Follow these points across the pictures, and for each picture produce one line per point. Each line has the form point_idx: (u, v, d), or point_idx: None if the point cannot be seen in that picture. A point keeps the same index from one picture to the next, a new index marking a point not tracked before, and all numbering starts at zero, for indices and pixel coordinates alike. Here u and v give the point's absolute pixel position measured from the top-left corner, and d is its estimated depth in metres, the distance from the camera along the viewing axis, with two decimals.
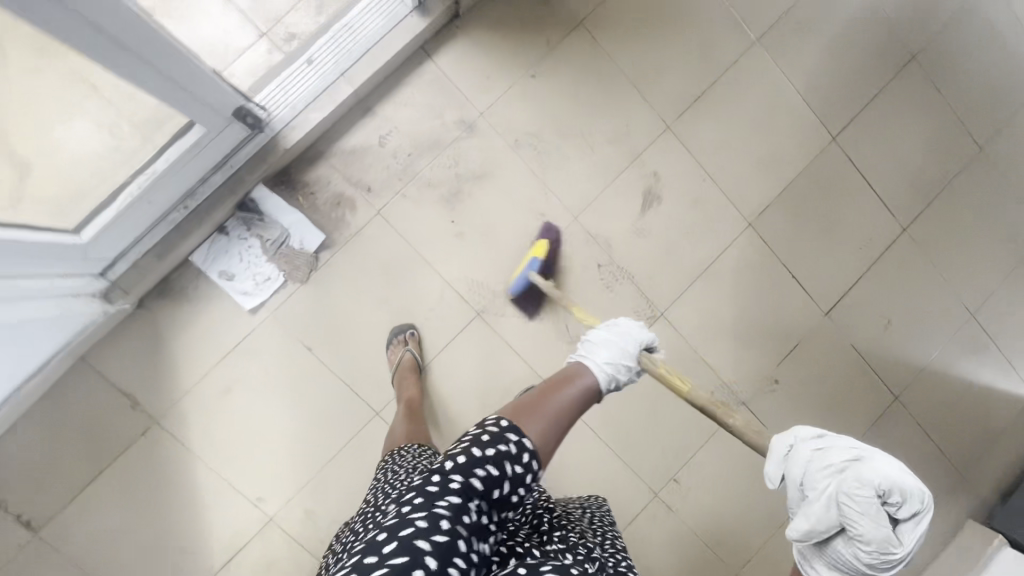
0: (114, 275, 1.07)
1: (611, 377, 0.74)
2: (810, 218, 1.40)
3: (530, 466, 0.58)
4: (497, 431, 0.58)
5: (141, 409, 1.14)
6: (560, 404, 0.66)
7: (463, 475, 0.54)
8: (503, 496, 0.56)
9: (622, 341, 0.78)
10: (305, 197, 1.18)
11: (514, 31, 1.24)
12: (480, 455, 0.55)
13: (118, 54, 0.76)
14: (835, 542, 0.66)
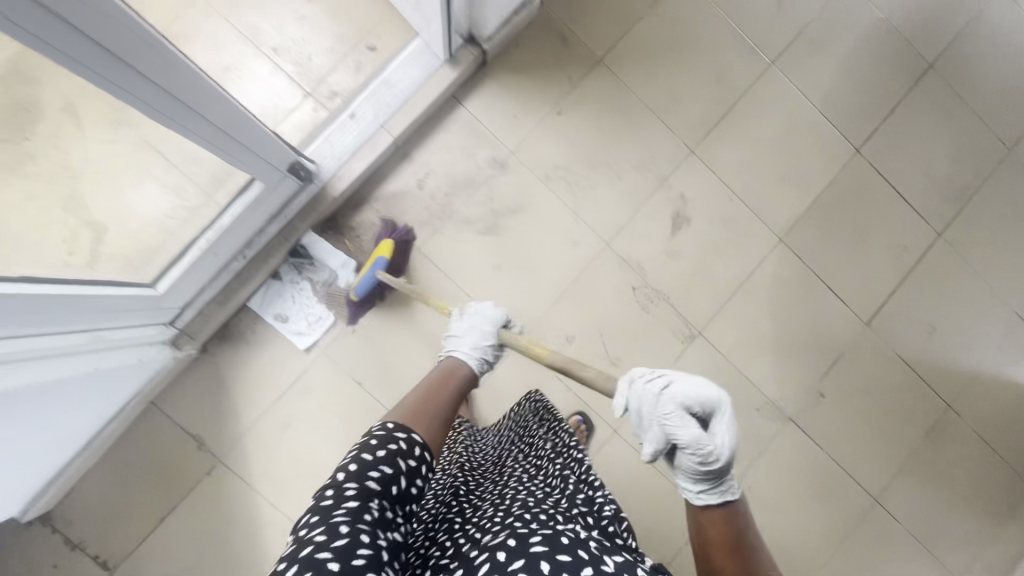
0: (183, 324, 1.15)
1: (481, 360, 0.79)
2: (841, 229, 1.41)
3: (423, 458, 0.63)
4: (384, 433, 0.61)
5: (205, 449, 1.20)
6: (439, 394, 0.71)
7: (358, 480, 0.57)
8: (402, 491, 0.59)
9: (480, 325, 0.81)
10: (351, 240, 1.25)
11: (538, 72, 1.32)
12: (371, 459, 0.59)
13: (196, 123, 0.84)
14: (677, 455, 0.63)
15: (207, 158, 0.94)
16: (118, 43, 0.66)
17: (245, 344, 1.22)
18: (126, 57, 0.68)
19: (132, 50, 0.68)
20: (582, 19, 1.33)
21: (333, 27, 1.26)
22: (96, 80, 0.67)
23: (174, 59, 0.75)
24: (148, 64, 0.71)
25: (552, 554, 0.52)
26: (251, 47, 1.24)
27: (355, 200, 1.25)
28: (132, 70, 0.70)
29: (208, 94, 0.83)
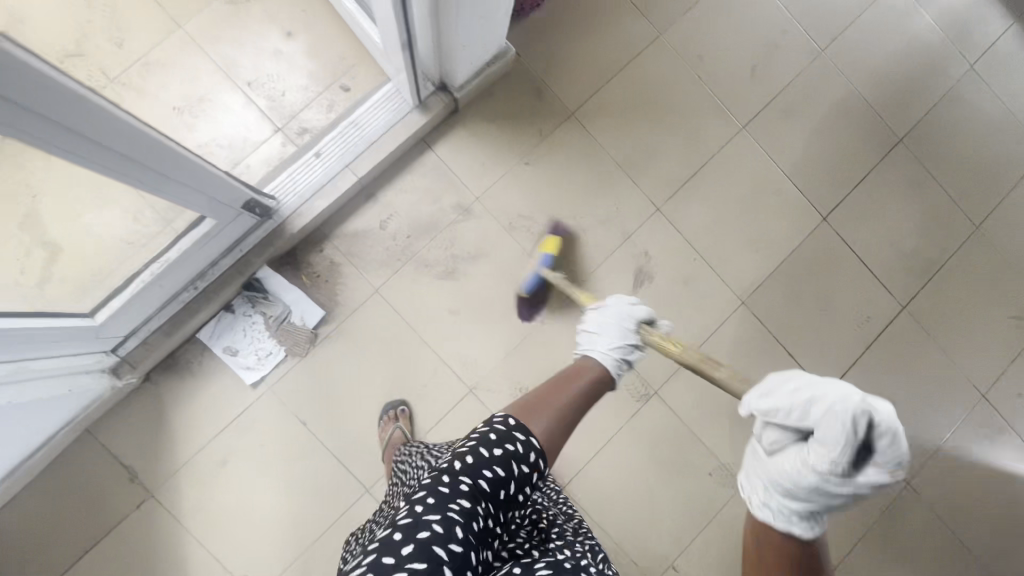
0: (126, 352, 1.13)
1: (620, 359, 0.87)
2: (805, 296, 1.40)
3: (537, 465, 0.65)
4: (504, 431, 0.64)
5: (138, 482, 1.18)
6: (564, 399, 0.74)
7: (471, 477, 0.61)
8: (509, 496, 0.62)
9: (614, 322, 0.91)
10: (307, 277, 1.24)
11: (509, 122, 1.33)
12: (488, 456, 0.62)
13: (160, 182, 0.86)
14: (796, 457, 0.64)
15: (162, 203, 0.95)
16: (88, 126, 0.68)
17: (192, 375, 1.21)
18: (93, 135, 0.69)
19: (102, 129, 0.70)
20: (557, 73, 1.35)
21: (309, 65, 1.27)
22: (37, 145, 0.65)
23: (142, 133, 0.76)
24: (97, 129, 0.69)
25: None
26: (225, 79, 1.25)
27: (316, 237, 1.25)
28: (80, 135, 0.68)
29: (175, 158, 0.84)
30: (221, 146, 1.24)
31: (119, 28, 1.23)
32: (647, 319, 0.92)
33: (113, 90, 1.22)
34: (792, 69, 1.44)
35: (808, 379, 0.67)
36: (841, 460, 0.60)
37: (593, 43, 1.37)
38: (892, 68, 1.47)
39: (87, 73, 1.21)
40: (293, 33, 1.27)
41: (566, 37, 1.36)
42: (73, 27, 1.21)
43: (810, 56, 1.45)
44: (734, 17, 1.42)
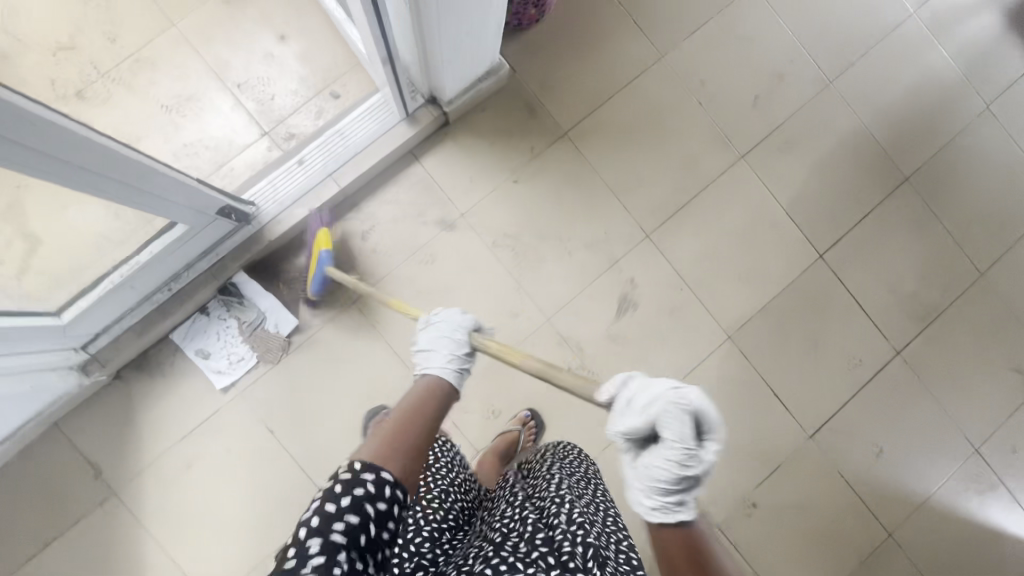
0: (96, 349, 1.13)
1: (458, 372, 0.71)
2: (795, 334, 1.36)
3: (397, 496, 0.53)
4: (351, 475, 0.52)
5: (103, 479, 1.18)
6: (412, 423, 0.59)
7: (320, 536, 0.49)
8: (375, 538, 0.51)
9: (446, 334, 0.74)
10: (284, 284, 1.23)
11: (499, 139, 1.30)
12: (333, 512, 0.50)
13: (129, 194, 0.84)
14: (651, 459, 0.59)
15: (131, 212, 0.94)
16: (53, 147, 0.67)
17: (163, 376, 1.20)
18: (58, 156, 0.68)
19: (67, 150, 0.69)
20: (552, 90, 1.32)
21: (300, 69, 1.26)
22: (8, 168, 0.66)
23: (109, 150, 0.75)
24: (71, 152, 0.70)
25: None
26: (215, 80, 1.24)
27: (296, 245, 1.24)
28: (53, 158, 0.68)
29: (145, 173, 0.83)
30: (207, 147, 1.23)
31: (113, 23, 1.23)
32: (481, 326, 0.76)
33: (102, 85, 1.22)
34: (797, 100, 1.40)
35: (642, 381, 0.59)
36: (681, 455, 0.56)
37: (592, 62, 1.34)
38: (902, 103, 1.42)
39: (79, 67, 1.21)
40: (286, 36, 1.26)
41: (564, 55, 1.33)
42: (69, 22, 1.22)
43: (816, 87, 1.40)
44: (739, 43, 1.38)
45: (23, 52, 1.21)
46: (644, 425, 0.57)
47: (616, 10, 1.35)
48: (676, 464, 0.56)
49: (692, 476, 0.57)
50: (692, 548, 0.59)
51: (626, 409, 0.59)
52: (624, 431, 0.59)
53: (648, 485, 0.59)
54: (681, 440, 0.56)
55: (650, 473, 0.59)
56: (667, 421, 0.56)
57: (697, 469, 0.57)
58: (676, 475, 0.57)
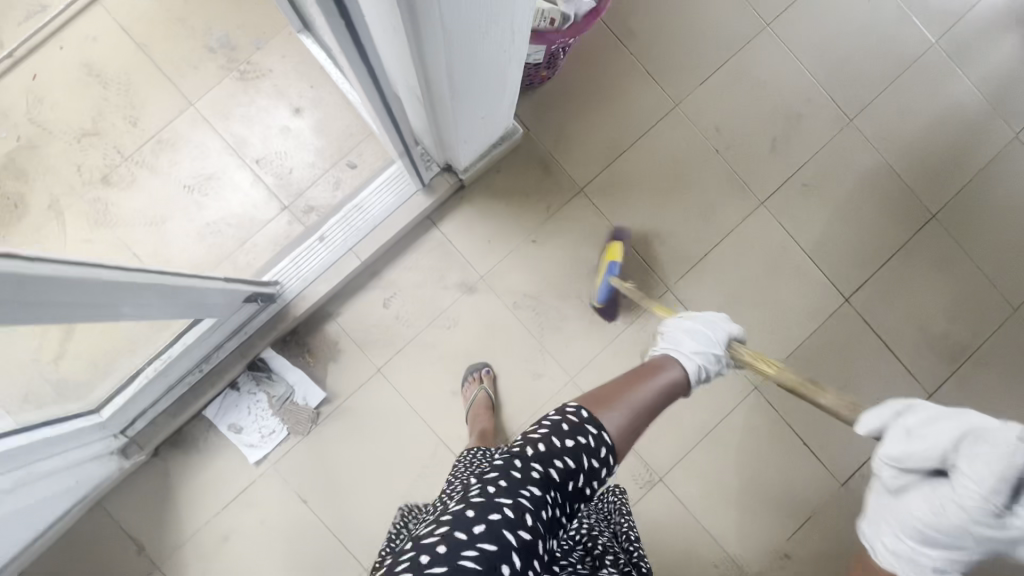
0: (135, 433, 1.17)
1: (702, 366, 0.80)
2: (823, 381, 1.34)
3: (606, 461, 0.66)
4: (578, 423, 0.66)
5: (145, 554, 1.21)
6: (640, 399, 0.72)
7: (543, 463, 0.62)
8: (578, 488, 0.64)
9: (699, 328, 0.84)
10: (310, 356, 1.25)
11: (516, 199, 1.30)
12: (558, 448, 0.63)
13: (152, 311, 0.86)
14: (928, 493, 0.58)
15: (156, 322, 0.95)
16: (76, 296, 0.67)
17: (198, 452, 1.23)
18: (78, 302, 0.68)
19: (87, 294, 0.68)
20: (567, 147, 1.32)
21: (317, 142, 1.27)
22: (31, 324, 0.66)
23: (126, 284, 0.75)
24: (94, 297, 0.70)
25: None
26: (235, 157, 1.26)
27: (320, 317, 1.25)
28: (77, 305, 0.69)
29: (165, 291, 0.84)
30: (230, 224, 1.25)
31: (133, 106, 1.25)
32: (740, 335, 0.86)
33: (126, 168, 1.24)
34: (817, 141, 1.37)
35: (936, 412, 0.61)
36: (997, 504, 0.53)
37: (605, 116, 1.33)
38: (926, 137, 1.39)
39: (103, 152, 1.24)
40: (301, 109, 1.27)
41: (577, 110, 1.32)
42: (91, 106, 1.24)
43: (836, 126, 1.37)
44: (756, 86, 1.36)
45: (48, 139, 1.23)
46: (935, 455, 0.58)
47: (628, 62, 1.34)
48: (967, 515, 0.54)
49: (991, 533, 0.54)
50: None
51: (897, 435, 0.62)
52: (896, 456, 0.61)
53: (915, 521, 0.59)
54: (985, 490, 0.53)
55: (918, 506, 0.59)
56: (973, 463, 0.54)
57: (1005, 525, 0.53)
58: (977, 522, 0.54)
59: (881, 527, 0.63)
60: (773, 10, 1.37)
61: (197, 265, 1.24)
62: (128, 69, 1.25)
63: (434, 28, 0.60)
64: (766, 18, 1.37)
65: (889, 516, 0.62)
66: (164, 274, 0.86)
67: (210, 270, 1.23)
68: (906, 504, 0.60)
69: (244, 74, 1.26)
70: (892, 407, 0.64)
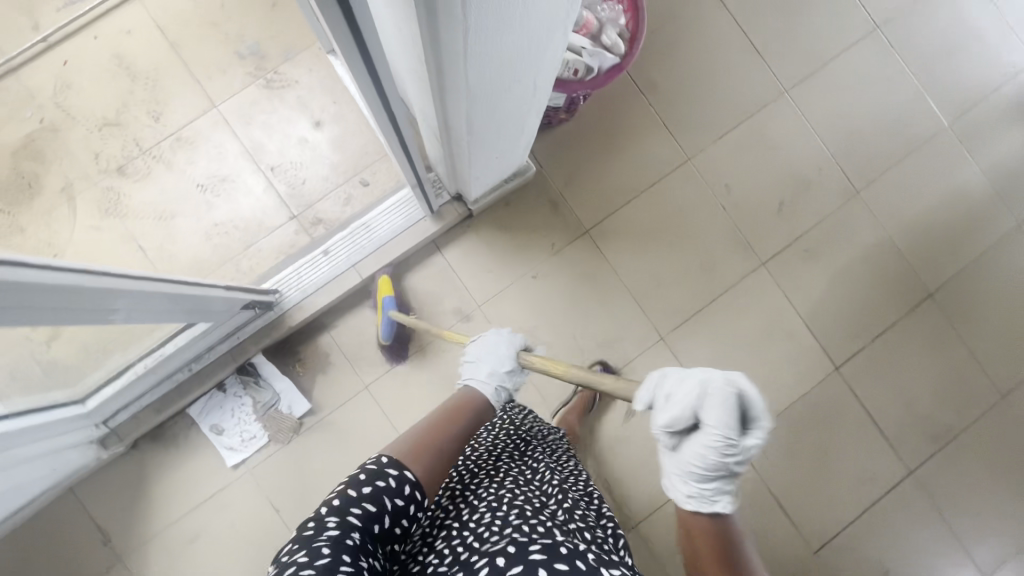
0: (116, 425, 1.17)
1: (498, 388, 0.82)
2: (807, 449, 1.33)
3: (414, 497, 0.62)
4: (375, 469, 0.62)
5: (110, 546, 1.21)
6: (439, 438, 0.70)
7: (339, 514, 0.57)
8: (387, 529, 0.58)
9: (486, 355, 0.84)
10: (300, 366, 1.26)
11: (521, 233, 1.32)
12: (355, 496, 0.58)
13: (137, 315, 0.90)
14: (697, 448, 0.54)
15: (142, 323, 0.94)
16: (57, 300, 0.71)
17: (176, 449, 1.23)
18: (26, 303, 0.66)
19: (32, 294, 0.66)
20: (576, 189, 1.34)
21: (332, 156, 1.29)
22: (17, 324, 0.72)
23: (75, 287, 0.72)
24: (76, 301, 0.75)
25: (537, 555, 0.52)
26: (250, 162, 1.28)
27: (315, 328, 1.26)
28: (59, 308, 0.74)
29: (150, 297, 0.88)
30: (237, 227, 1.27)
31: (157, 102, 1.27)
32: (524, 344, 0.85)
33: (143, 161, 1.26)
34: (822, 209, 1.39)
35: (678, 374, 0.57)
36: (721, 442, 0.52)
37: (618, 163, 1.35)
38: (929, 218, 1.41)
39: (123, 143, 1.26)
40: (321, 123, 1.29)
41: (590, 154, 1.34)
42: (117, 97, 1.26)
43: (843, 197, 1.39)
44: (768, 149, 1.38)
45: (70, 125, 1.25)
46: (689, 410, 0.54)
47: (646, 113, 1.36)
48: (712, 456, 0.53)
49: (736, 466, 0.53)
50: (724, 538, 0.56)
51: (661, 403, 0.56)
52: (669, 423, 0.55)
53: (694, 475, 0.55)
54: (725, 431, 0.51)
55: (693, 461, 0.55)
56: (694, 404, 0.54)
57: (730, 459, 0.53)
58: (718, 462, 0.53)
59: (683, 496, 0.57)
60: (792, 78, 1.40)
61: (202, 264, 1.25)
62: (158, 66, 1.27)
63: (460, 73, 0.59)
64: (784, 85, 1.40)
65: (682, 482, 0.57)
66: (154, 282, 0.90)
67: (213, 272, 1.25)
68: (684, 464, 0.56)
69: (270, 83, 1.28)
70: (653, 381, 0.58)
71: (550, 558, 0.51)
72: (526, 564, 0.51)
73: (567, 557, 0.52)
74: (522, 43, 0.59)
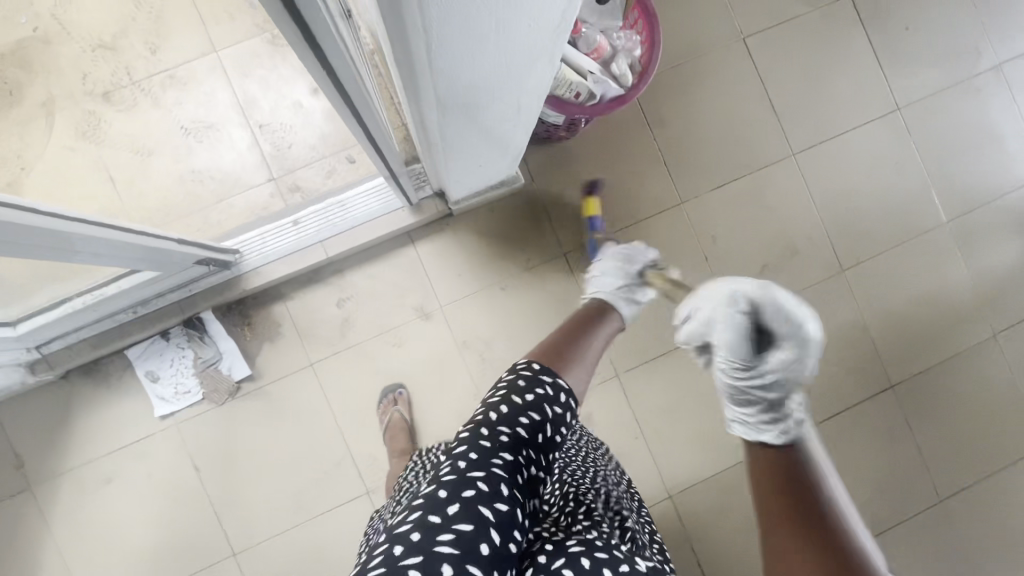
0: (49, 352, 1.14)
1: (629, 299, 1.02)
2: (737, 514, 1.32)
3: (566, 405, 0.72)
4: (533, 375, 0.71)
5: (23, 472, 1.19)
6: (575, 350, 0.83)
7: (509, 425, 0.64)
8: (546, 438, 0.67)
9: (622, 266, 1.06)
10: (248, 330, 1.23)
11: (499, 242, 1.29)
12: (522, 403, 0.67)
13: (82, 258, 0.88)
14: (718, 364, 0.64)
15: (86, 265, 0.92)
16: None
17: (107, 388, 1.21)
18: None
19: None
20: (564, 208, 1.31)
21: (324, 126, 1.26)
22: None
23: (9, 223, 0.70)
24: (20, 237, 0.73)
25: (593, 553, 0.60)
26: (240, 115, 1.25)
27: (270, 296, 1.24)
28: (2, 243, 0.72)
29: (99, 244, 0.87)
30: (214, 178, 1.24)
31: (157, 35, 1.23)
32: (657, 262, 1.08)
33: (130, 92, 1.23)
34: (804, 279, 1.37)
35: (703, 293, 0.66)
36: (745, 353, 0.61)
37: (611, 192, 1.33)
38: (907, 309, 1.39)
39: (114, 69, 1.22)
40: (319, 90, 1.26)
41: (584, 176, 1.32)
42: (116, 21, 1.22)
43: (827, 271, 1.37)
44: (763, 209, 1.36)
45: (63, 39, 1.22)
46: (705, 327, 0.64)
47: (649, 147, 1.34)
48: (734, 365, 0.62)
49: (766, 381, 0.60)
50: (789, 466, 0.54)
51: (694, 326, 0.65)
52: (691, 339, 0.66)
53: (730, 395, 0.64)
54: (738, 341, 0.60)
55: (721, 380, 0.65)
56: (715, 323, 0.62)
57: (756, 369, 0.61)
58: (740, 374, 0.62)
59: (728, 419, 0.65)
60: (803, 142, 1.38)
61: (172, 208, 1.23)
62: None
63: (426, 81, 0.56)
64: (793, 147, 1.38)
65: (728, 405, 0.65)
66: (106, 229, 0.89)
67: (181, 219, 1.23)
68: (720, 384, 0.65)
69: (275, 39, 1.25)
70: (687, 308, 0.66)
71: (590, 549, 0.60)
72: (569, 557, 0.59)
73: (604, 548, 0.62)
74: (496, 61, 0.57)
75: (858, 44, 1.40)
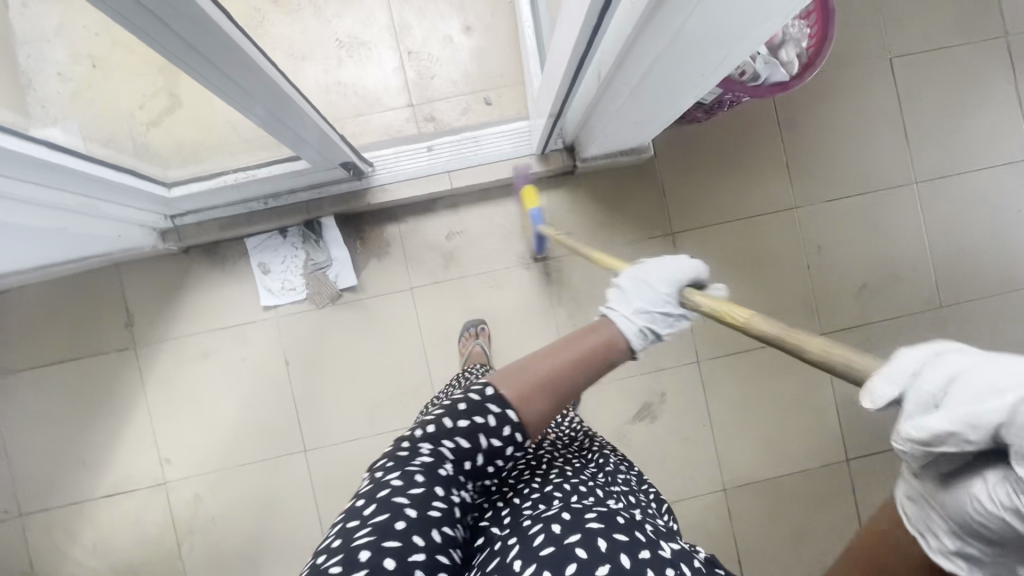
0: (181, 224, 1.20)
1: (644, 329, 0.64)
2: (787, 521, 1.33)
3: (513, 438, 0.61)
4: (476, 402, 0.62)
5: (129, 331, 1.27)
6: (569, 371, 0.61)
7: (432, 444, 0.61)
8: (477, 466, 0.61)
9: (652, 282, 0.65)
10: (360, 244, 1.28)
11: (611, 210, 1.32)
12: (450, 427, 0.61)
13: (244, 99, 0.82)
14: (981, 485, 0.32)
15: (258, 134, 0.97)
16: (192, 30, 0.64)
17: (220, 270, 1.27)
18: (210, 54, 0.69)
19: (211, 46, 0.68)
20: (679, 189, 1.33)
21: (469, 64, 1.30)
22: (133, 33, 0.63)
23: (211, 21, 0.64)
24: (202, 42, 0.67)
25: (611, 534, 0.55)
26: (392, 38, 1.29)
27: (387, 215, 1.29)
28: (186, 45, 0.66)
29: (266, 84, 0.81)
30: (357, 94, 1.29)
31: None
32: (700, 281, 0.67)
33: None
34: (900, 308, 1.36)
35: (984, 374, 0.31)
36: None
37: (728, 183, 1.34)
38: None
39: None
40: (470, 29, 1.29)
41: (706, 162, 1.33)
42: None
43: (925, 305, 1.37)
44: (873, 230, 1.36)
45: None
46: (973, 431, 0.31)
47: (774, 146, 1.34)
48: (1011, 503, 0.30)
49: None
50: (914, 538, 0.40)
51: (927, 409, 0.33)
52: (932, 440, 0.32)
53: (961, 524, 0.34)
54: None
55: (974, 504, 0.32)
56: (955, 439, 0.31)
57: None
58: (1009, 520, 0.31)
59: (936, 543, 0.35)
60: (928, 172, 1.37)
61: None
62: None
63: (691, 5, 0.58)
64: (916, 175, 1.37)
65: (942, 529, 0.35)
66: (276, 73, 0.84)
67: None
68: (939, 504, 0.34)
69: None
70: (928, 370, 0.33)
71: (607, 529, 0.56)
72: (584, 534, 0.55)
73: (626, 528, 0.57)
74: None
75: (1004, 85, 1.37)
